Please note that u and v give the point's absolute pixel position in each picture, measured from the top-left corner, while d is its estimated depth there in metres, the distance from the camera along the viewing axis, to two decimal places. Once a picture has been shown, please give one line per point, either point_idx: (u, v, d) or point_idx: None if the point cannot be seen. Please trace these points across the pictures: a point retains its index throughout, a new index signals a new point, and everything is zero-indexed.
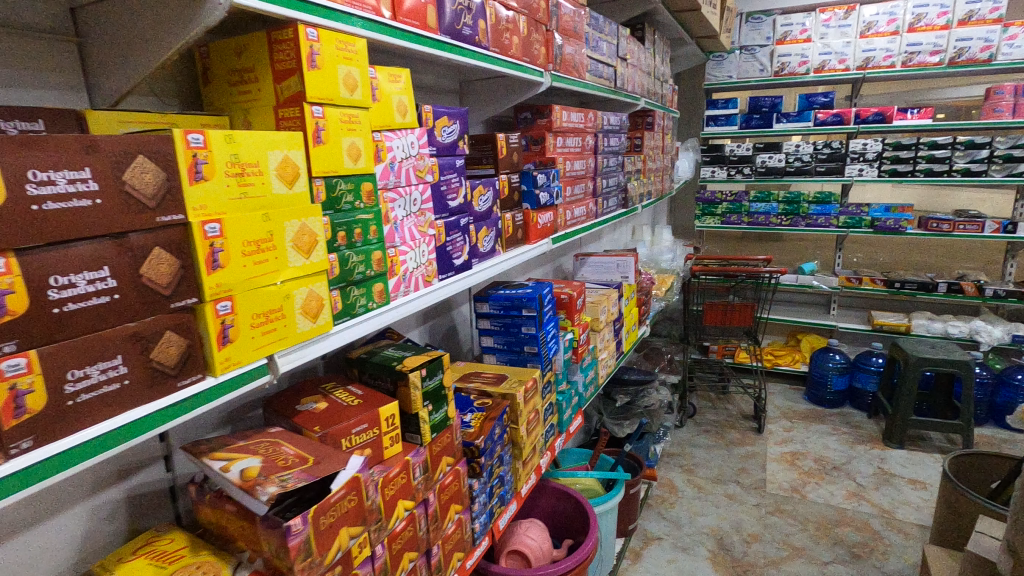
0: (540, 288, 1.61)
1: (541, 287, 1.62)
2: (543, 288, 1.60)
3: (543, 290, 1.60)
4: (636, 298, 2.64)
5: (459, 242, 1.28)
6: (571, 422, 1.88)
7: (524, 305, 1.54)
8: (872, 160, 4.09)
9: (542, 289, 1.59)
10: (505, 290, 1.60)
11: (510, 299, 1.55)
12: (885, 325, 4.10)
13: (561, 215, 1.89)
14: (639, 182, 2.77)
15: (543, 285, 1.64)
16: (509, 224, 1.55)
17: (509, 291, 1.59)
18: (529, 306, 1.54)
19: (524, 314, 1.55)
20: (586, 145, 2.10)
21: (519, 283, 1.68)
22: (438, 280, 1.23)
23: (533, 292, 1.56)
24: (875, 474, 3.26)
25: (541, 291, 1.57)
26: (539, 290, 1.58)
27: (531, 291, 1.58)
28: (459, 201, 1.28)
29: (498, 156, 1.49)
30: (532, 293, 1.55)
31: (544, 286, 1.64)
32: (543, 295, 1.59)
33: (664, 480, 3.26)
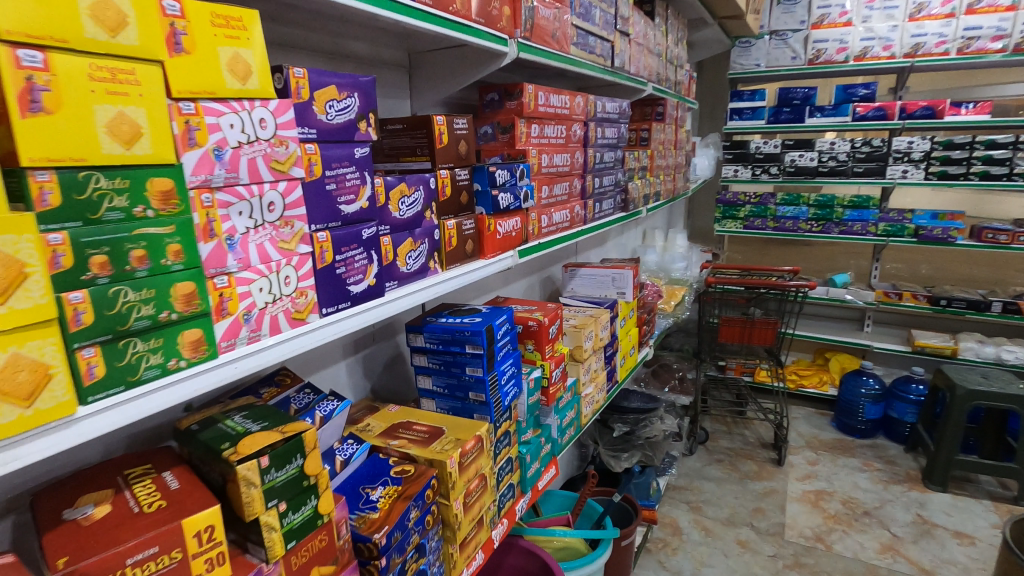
0: (493, 316, 1.25)
1: (496, 316, 1.27)
2: (497, 317, 1.25)
3: (496, 320, 1.24)
4: (636, 316, 2.25)
5: (360, 261, 0.94)
6: (539, 477, 1.53)
7: (468, 340, 1.19)
8: (918, 161, 3.62)
9: (494, 318, 1.24)
10: (446, 318, 1.25)
11: (450, 332, 1.20)
12: (928, 347, 3.64)
13: (534, 221, 1.52)
14: (645, 181, 2.39)
15: (499, 312, 1.29)
16: (452, 235, 1.20)
17: (452, 320, 1.24)
18: (474, 342, 1.19)
19: (468, 351, 1.20)
20: (572, 136, 1.73)
21: (471, 308, 1.33)
22: (322, 315, 0.88)
23: (481, 324, 1.21)
24: (912, 523, 2.84)
25: (491, 321, 1.22)
26: (489, 320, 1.22)
27: (479, 321, 1.23)
28: (361, 205, 0.93)
29: (435, 146, 1.14)
30: (478, 324, 1.20)
31: (500, 313, 1.28)
32: (496, 328, 1.23)
33: (667, 519, 2.89)
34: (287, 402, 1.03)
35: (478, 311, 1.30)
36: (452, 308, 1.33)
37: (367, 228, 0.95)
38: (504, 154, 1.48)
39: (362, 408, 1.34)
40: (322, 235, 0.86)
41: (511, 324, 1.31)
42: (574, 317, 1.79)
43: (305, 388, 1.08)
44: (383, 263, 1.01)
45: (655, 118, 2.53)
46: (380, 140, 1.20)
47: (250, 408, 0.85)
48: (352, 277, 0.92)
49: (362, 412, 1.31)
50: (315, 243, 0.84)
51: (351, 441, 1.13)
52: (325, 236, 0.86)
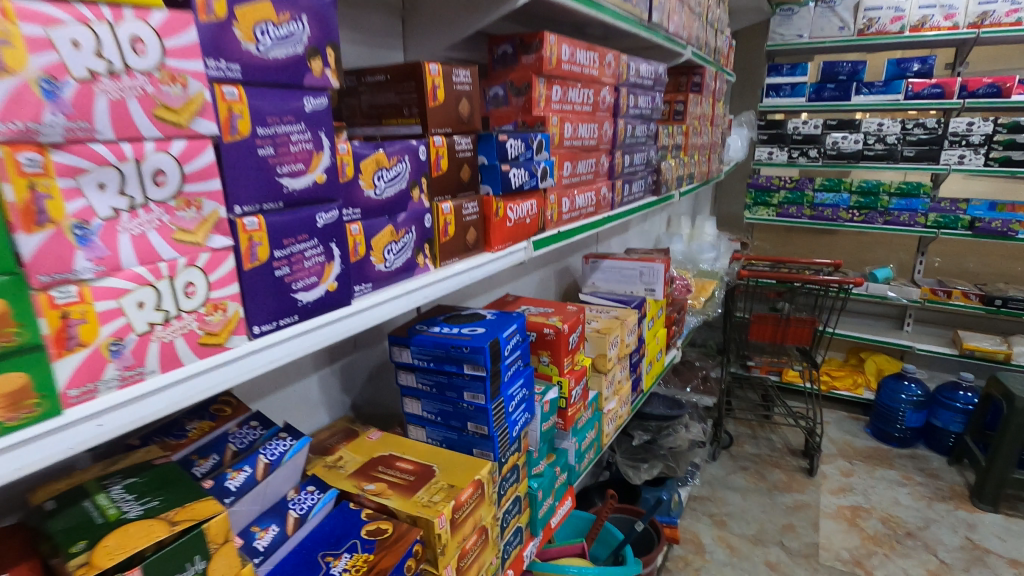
0: (499, 327, 0.98)
1: (503, 325, 1.00)
2: (504, 328, 0.98)
3: (503, 331, 0.97)
4: (665, 315, 1.97)
5: (314, 258, 0.67)
6: (553, 513, 1.28)
7: (466, 359, 0.92)
8: (978, 145, 3.27)
9: (500, 330, 0.97)
10: (441, 328, 0.99)
11: (444, 347, 0.93)
12: (978, 351, 3.34)
13: (553, 205, 1.24)
14: (679, 161, 2.09)
15: (508, 320, 1.02)
16: (448, 221, 0.93)
17: (447, 331, 0.97)
18: (474, 362, 0.92)
19: (466, 372, 0.94)
20: (600, 103, 1.43)
21: (472, 314, 1.06)
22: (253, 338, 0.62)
23: (485, 337, 0.94)
24: (962, 548, 2.57)
25: (497, 334, 0.95)
26: (494, 333, 0.95)
27: (482, 333, 0.96)
28: (315, 179, 0.66)
29: (427, 104, 0.86)
30: (480, 339, 0.93)
31: (508, 322, 1.01)
32: (503, 342, 0.97)
33: (688, 535, 2.64)
34: (224, 441, 0.78)
35: (481, 318, 1.03)
36: (449, 315, 1.06)
37: (324, 211, 0.68)
38: (518, 121, 1.20)
39: (336, 434, 1.09)
40: (253, 222, 0.59)
41: (521, 334, 1.05)
42: (597, 319, 1.52)
43: (250, 421, 0.82)
44: (351, 260, 0.74)
45: (692, 89, 2.22)
46: (359, 96, 0.93)
47: (144, 472, 0.59)
48: (301, 281, 0.66)
49: (336, 440, 1.06)
50: (239, 233, 0.58)
51: (312, 487, 0.86)
52: (256, 224, 0.59)
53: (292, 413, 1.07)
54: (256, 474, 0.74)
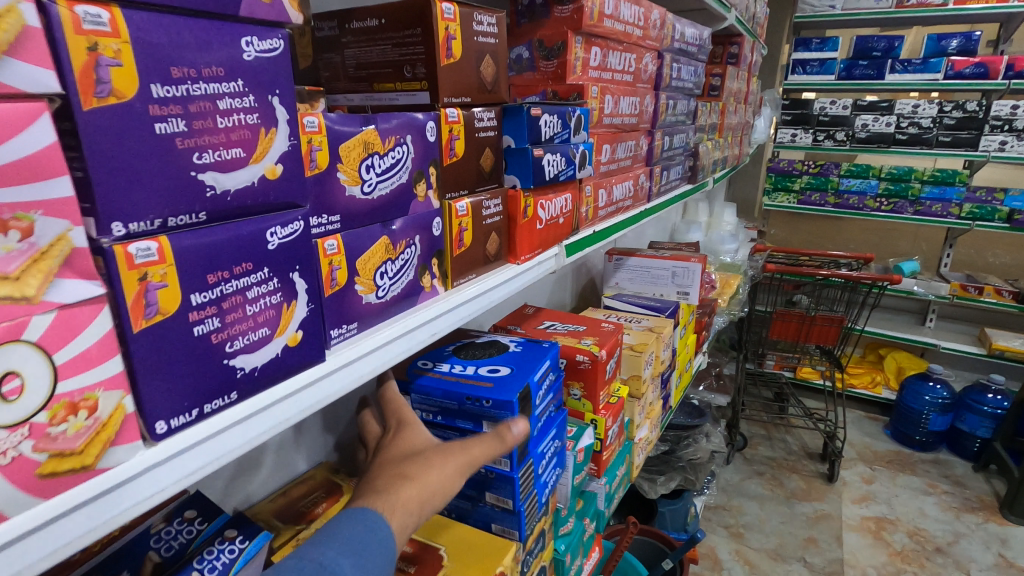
0: (529, 367, 0.74)
1: (534, 362, 0.76)
2: (536, 369, 0.74)
3: (536, 374, 0.73)
4: (696, 320, 1.74)
5: (263, 299, 0.42)
6: (581, 571, 1.06)
7: (486, 415, 0.69)
8: (1022, 130, 3.02)
9: (531, 372, 0.73)
10: (451, 368, 0.75)
11: (457, 400, 0.69)
12: (1008, 352, 3.15)
13: (589, 198, 0.99)
14: (715, 144, 1.84)
15: (539, 356, 0.78)
16: (465, 225, 0.68)
17: (460, 373, 0.73)
18: (498, 421, 0.68)
19: (484, 430, 0.70)
20: (642, 72, 1.17)
21: (491, 344, 0.83)
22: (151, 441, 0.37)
23: (512, 383, 0.70)
24: (996, 567, 2.40)
25: (527, 379, 0.71)
26: (524, 377, 0.71)
27: (507, 376, 0.72)
28: (264, 174, 0.41)
29: (438, 61, 0.60)
30: (505, 387, 0.69)
31: (540, 358, 0.77)
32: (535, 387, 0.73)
33: (703, 548, 2.46)
34: (143, 546, 0.54)
35: (503, 351, 0.80)
36: (462, 345, 0.82)
37: (279, 224, 0.42)
38: (548, 91, 0.95)
39: (315, 491, 0.84)
40: (150, 250, 0.34)
41: (554, 370, 0.81)
42: (629, 333, 1.29)
43: (184, 510, 0.59)
44: (324, 294, 0.49)
45: (728, 61, 1.96)
46: (343, 51, 0.67)
47: None
48: (241, 337, 0.41)
49: (314, 500, 0.81)
50: (119, 271, 0.33)
51: None
52: (154, 252, 0.35)
53: (257, 464, 0.83)
54: None
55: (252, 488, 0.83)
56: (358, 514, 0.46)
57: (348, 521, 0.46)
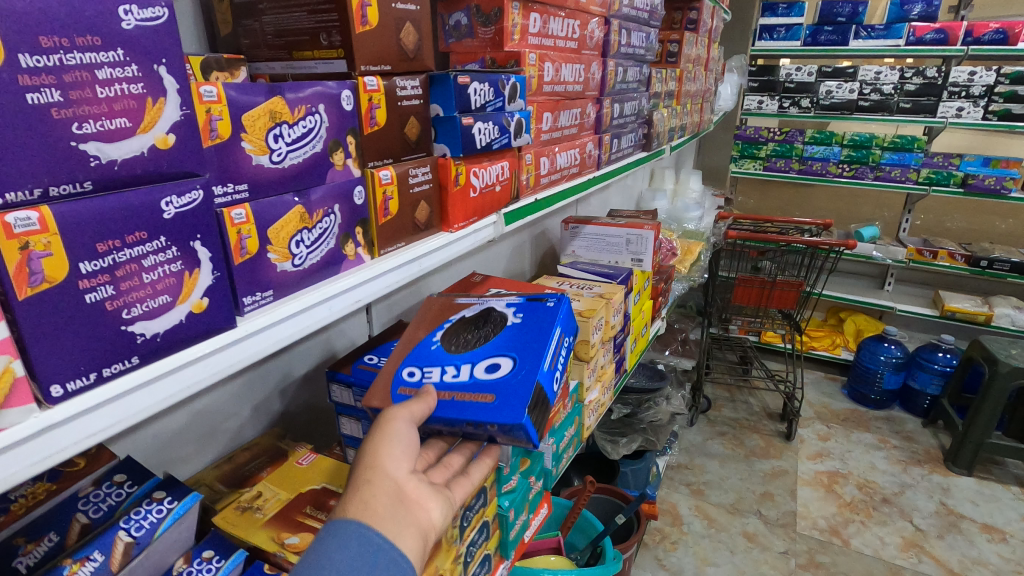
0: (534, 356, 0.71)
1: (538, 349, 0.72)
2: (543, 359, 0.70)
3: (543, 364, 0.70)
4: (651, 287, 1.78)
5: (161, 267, 0.43)
6: (527, 527, 1.10)
7: (498, 432, 0.66)
8: (978, 97, 3.08)
9: (537, 364, 0.70)
10: (445, 376, 0.70)
11: (461, 424, 0.66)
12: (959, 313, 3.28)
13: (529, 166, 1.00)
14: (671, 111, 1.85)
15: (541, 338, 0.74)
16: (390, 194, 0.69)
17: (456, 385, 0.69)
18: (512, 437, 0.66)
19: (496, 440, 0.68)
20: (588, 39, 1.17)
21: (486, 320, 0.79)
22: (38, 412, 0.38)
23: (516, 388, 0.67)
24: (937, 514, 2.55)
25: (535, 377, 0.68)
26: (532, 375, 0.68)
27: (510, 377, 0.69)
28: (154, 143, 0.41)
29: (352, 28, 0.60)
30: (511, 401, 0.65)
31: (544, 340, 0.73)
32: (545, 378, 0.70)
33: (665, 506, 2.57)
34: (70, 508, 0.56)
35: (501, 331, 0.76)
36: (451, 334, 0.78)
37: (175, 193, 0.43)
38: (486, 58, 0.96)
39: (259, 456, 0.88)
40: (29, 219, 0.35)
41: (562, 337, 0.77)
42: (578, 299, 1.32)
43: (114, 475, 0.60)
44: (233, 262, 0.50)
45: (687, 27, 1.96)
46: (261, 18, 0.66)
47: None
48: (140, 304, 0.42)
49: (259, 464, 0.86)
50: None
51: (209, 552, 0.65)
52: (34, 221, 0.35)
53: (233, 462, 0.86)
54: (110, 564, 0.53)
55: (199, 454, 0.88)
56: (328, 539, 0.51)
57: (321, 547, 0.51)
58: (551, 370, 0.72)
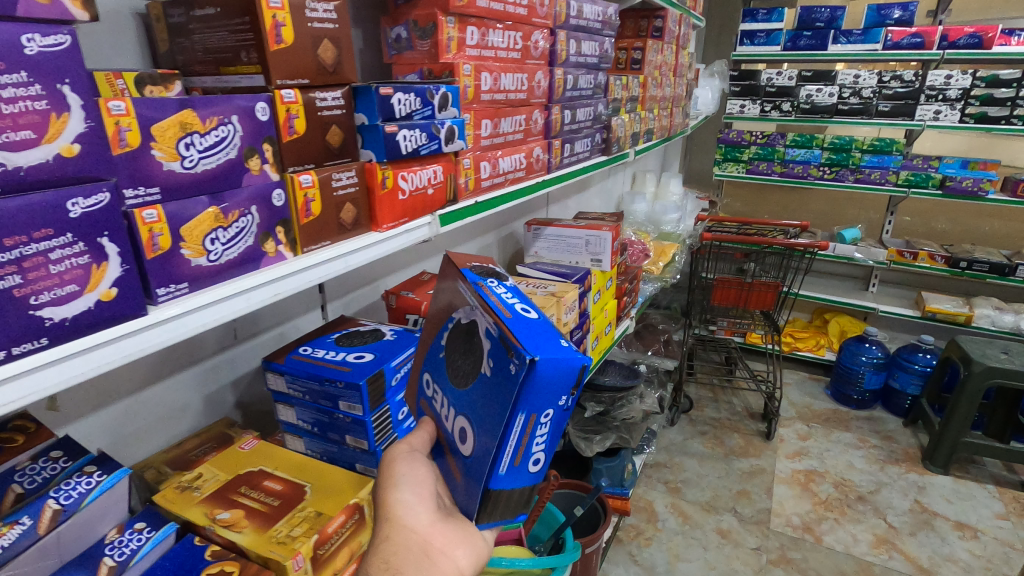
0: (485, 455, 0.58)
1: (488, 448, 0.58)
2: (492, 465, 0.57)
3: (494, 470, 0.57)
4: (614, 286, 1.84)
5: (68, 260, 0.49)
6: None
7: None
8: (955, 100, 3.12)
9: (484, 470, 0.58)
10: (441, 413, 0.68)
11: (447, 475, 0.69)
12: (940, 314, 3.31)
13: (468, 170, 1.06)
14: (635, 116, 1.91)
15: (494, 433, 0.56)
16: (311, 196, 0.75)
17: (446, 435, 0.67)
18: None
19: None
20: (531, 49, 1.23)
21: (471, 345, 0.63)
22: None
23: (471, 482, 0.61)
24: (911, 512, 2.58)
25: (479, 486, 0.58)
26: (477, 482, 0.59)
27: (471, 459, 0.61)
28: (59, 152, 0.48)
29: (267, 46, 0.66)
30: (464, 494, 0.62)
31: (497, 438, 0.56)
32: (503, 481, 0.58)
33: (642, 503, 2.62)
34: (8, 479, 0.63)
35: (472, 381, 0.61)
36: (450, 350, 0.67)
37: (81, 195, 0.49)
38: (425, 70, 1.02)
39: (207, 443, 0.95)
40: None
41: (532, 422, 0.57)
42: (530, 297, 1.38)
43: (51, 450, 0.68)
44: (145, 257, 0.56)
45: (652, 35, 2.02)
46: (191, 36, 0.73)
47: None
48: (48, 292, 0.49)
49: (204, 450, 0.93)
50: None
51: (141, 524, 0.71)
52: None
53: (182, 449, 0.92)
54: (38, 527, 0.60)
55: (152, 441, 0.95)
56: None
57: None
58: (517, 465, 0.59)
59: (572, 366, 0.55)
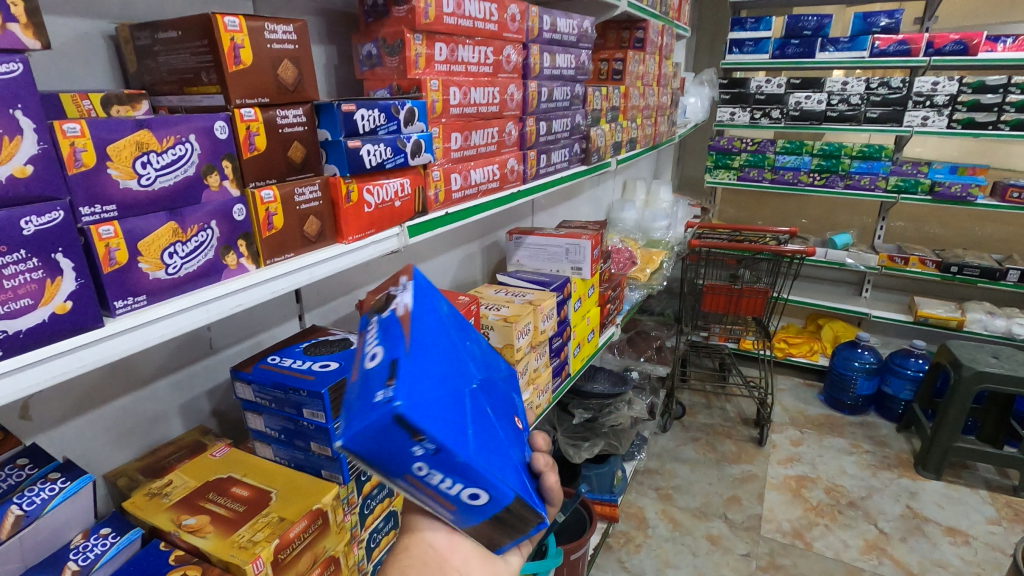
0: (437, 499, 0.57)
1: None
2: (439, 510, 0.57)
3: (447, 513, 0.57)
4: (597, 294, 1.86)
5: (21, 274, 0.52)
6: None
7: None
8: (942, 106, 3.14)
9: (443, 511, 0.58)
10: None
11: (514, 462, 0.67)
12: (932, 319, 3.31)
13: (437, 182, 1.09)
14: (617, 126, 1.94)
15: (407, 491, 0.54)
16: (273, 210, 0.78)
17: None
18: None
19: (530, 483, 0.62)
20: (503, 64, 1.26)
21: None
22: None
23: None
24: (902, 517, 2.58)
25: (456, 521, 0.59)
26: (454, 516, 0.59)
27: None
28: (12, 173, 0.50)
29: (226, 68, 0.69)
30: None
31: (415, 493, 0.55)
32: (466, 517, 0.56)
33: (632, 509, 2.62)
34: None
35: None
36: None
37: (34, 214, 0.52)
38: (394, 86, 1.05)
39: (181, 451, 0.97)
40: None
41: (415, 478, 0.51)
42: (506, 305, 1.40)
43: (17, 459, 0.71)
44: (101, 271, 0.59)
45: (634, 46, 2.05)
46: (157, 58, 0.76)
47: None
48: (1, 306, 0.51)
49: (178, 458, 0.95)
50: None
51: (107, 530, 0.73)
52: None
53: (156, 458, 0.95)
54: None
55: (128, 450, 0.97)
56: None
57: None
58: (457, 506, 0.55)
59: (381, 427, 0.46)
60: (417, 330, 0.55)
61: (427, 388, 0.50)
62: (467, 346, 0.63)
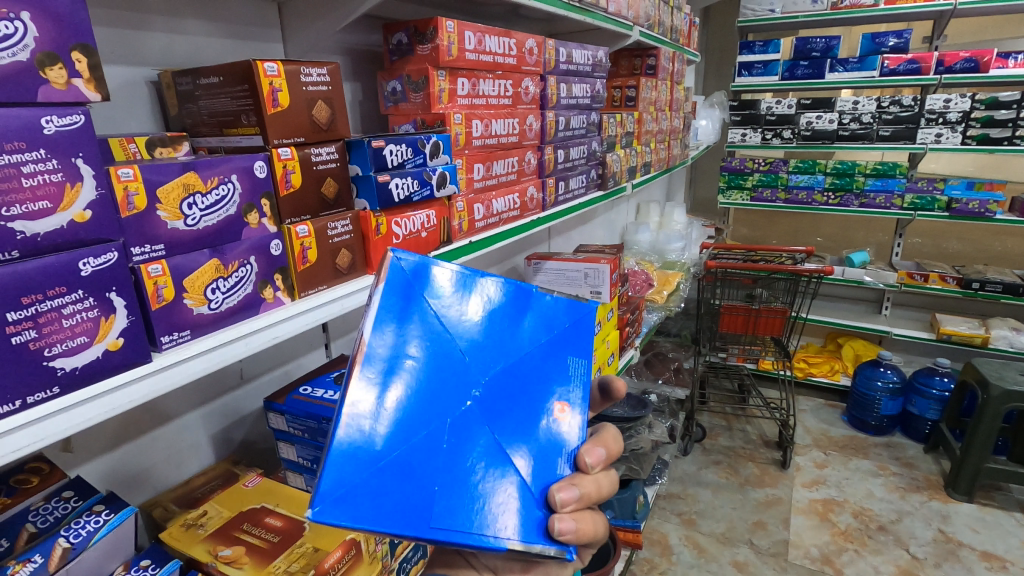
0: None
1: None
2: None
3: None
4: (616, 317, 1.87)
5: (79, 313, 0.54)
6: None
7: None
8: (955, 123, 3.14)
9: None
10: None
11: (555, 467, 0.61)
12: (955, 336, 3.26)
13: (461, 212, 1.11)
14: (632, 151, 1.98)
15: None
16: (307, 245, 0.80)
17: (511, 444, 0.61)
18: None
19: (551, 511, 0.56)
20: (522, 96, 1.29)
21: None
22: None
23: None
24: (935, 542, 2.50)
25: None
26: None
27: None
28: (73, 219, 0.53)
29: (265, 111, 0.73)
30: None
31: None
32: None
33: (656, 536, 2.58)
34: (22, 520, 0.68)
35: None
36: None
37: (92, 255, 0.55)
38: (418, 120, 1.08)
39: (212, 481, 0.99)
40: None
41: None
42: None
43: (63, 492, 0.73)
44: (150, 308, 0.61)
45: (646, 72, 2.09)
46: (197, 102, 0.80)
47: None
48: (60, 344, 0.53)
49: (210, 488, 0.97)
50: None
51: (147, 561, 0.73)
52: None
53: (190, 488, 0.96)
54: (49, 564, 0.63)
55: (161, 482, 0.98)
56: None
57: None
58: None
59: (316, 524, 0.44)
60: (371, 378, 0.51)
61: (366, 468, 0.47)
62: (450, 365, 0.57)
